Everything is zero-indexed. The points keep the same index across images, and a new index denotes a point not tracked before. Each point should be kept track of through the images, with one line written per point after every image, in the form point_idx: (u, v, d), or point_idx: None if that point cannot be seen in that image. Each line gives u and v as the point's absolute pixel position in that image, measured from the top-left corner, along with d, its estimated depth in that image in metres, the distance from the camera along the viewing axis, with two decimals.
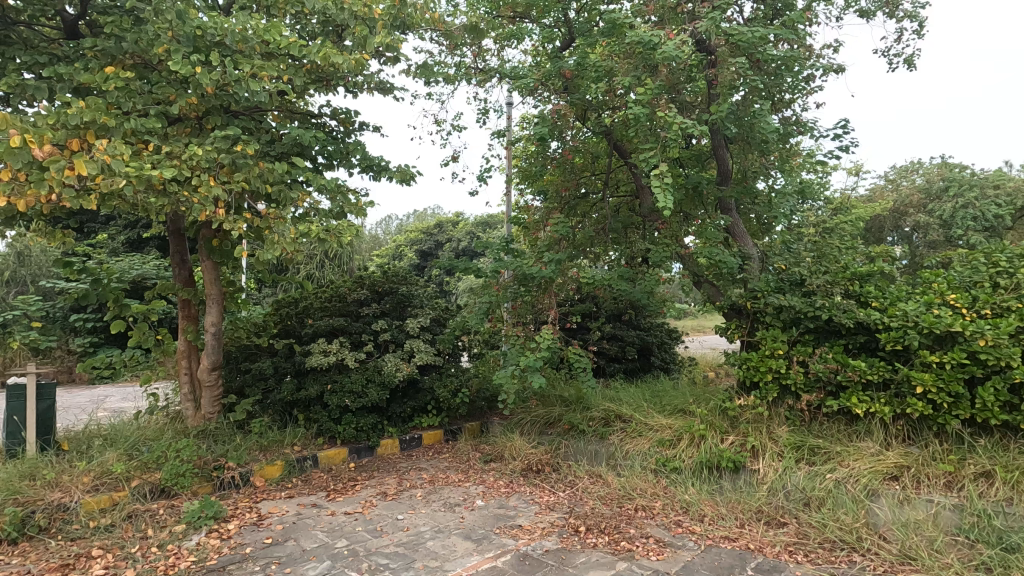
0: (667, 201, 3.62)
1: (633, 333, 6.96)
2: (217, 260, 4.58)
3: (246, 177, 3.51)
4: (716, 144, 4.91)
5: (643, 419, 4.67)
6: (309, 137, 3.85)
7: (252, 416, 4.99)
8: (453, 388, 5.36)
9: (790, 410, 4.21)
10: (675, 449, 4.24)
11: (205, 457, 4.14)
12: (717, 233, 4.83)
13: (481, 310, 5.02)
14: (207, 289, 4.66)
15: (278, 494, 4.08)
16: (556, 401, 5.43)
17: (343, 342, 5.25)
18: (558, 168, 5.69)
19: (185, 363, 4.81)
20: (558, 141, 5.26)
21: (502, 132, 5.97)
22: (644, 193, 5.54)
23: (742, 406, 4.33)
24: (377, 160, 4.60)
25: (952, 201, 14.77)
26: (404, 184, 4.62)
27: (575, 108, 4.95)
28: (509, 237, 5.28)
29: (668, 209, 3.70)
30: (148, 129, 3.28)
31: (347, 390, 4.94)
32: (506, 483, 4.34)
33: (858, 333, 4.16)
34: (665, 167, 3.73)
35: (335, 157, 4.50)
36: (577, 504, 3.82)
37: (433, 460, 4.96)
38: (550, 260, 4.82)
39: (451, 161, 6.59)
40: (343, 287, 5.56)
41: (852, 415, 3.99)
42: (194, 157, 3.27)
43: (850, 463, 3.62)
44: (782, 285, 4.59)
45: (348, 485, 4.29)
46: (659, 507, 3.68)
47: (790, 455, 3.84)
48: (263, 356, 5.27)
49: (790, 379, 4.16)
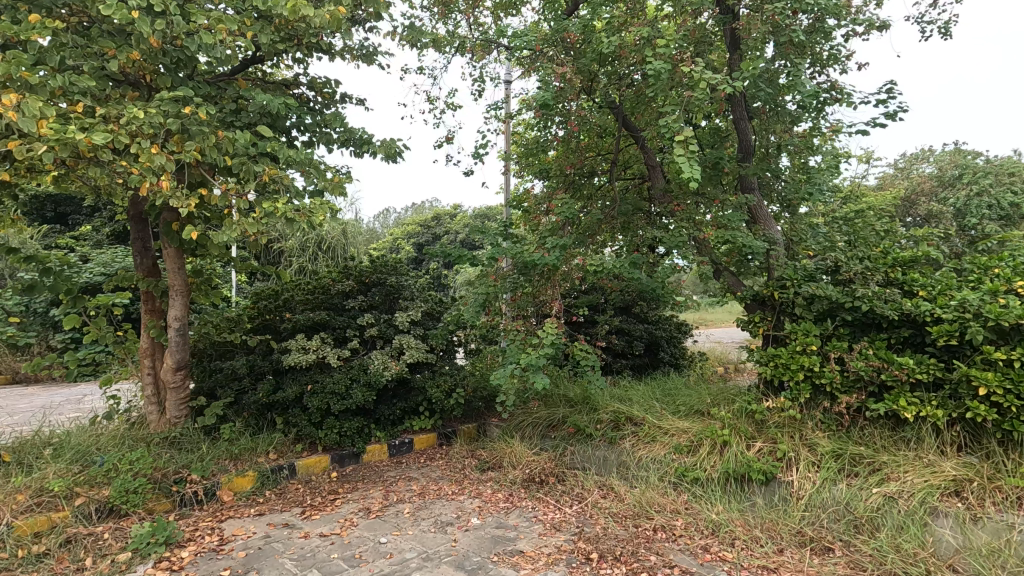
0: (693, 170, 3.12)
1: (641, 327, 6.48)
2: (180, 246, 4.07)
3: (200, 146, 3.00)
4: (738, 116, 4.54)
5: (658, 424, 4.19)
6: (278, 103, 3.35)
7: (224, 420, 4.50)
8: (447, 388, 4.90)
9: (826, 414, 3.74)
10: (696, 458, 3.75)
11: (164, 469, 3.66)
12: (739, 216, 4.35)
13: (477, 302, 4.54)
14: (170, 279, 4.15)
15: (247, 511, 3.60)
16: (560, 401, 4.95)
17: (326, 338, 4.77)
18: (562, 146, 5.19)
19: (148, 362, 4.32)
20: (563, 114, 4.75)
21: (500, 106, 5.45)
22: (656, 174, 5.05)
23: (770, 409, 3.87)
24: (358, 133, 4.07)
25: (966, 188, 14.28)
26: (389, 160, 4.12)
27: (583, 76, 4.44)
28: (507, 221, 4.80)
29: (695, 180, 3.19)
30: (80, 89, 2.77)
31: (329, 391, 4.45)
32: (506, 496, 3.86)
33: (902, 326, 3.69)
34: (689, 133, 3.23)
35: (311, 130, 3.99)
36: (587, 524, 3.34)
37: (424, 468, 4.48)
38: (553, 246, 4.32)
39: (445, 142, 6.08)
40: (327, 278, 5.08)
41: (899, 419, 3.51)
42: (135, 122, 2.76)
43: (900, 476, 3.16)
44: (813, 273, 4.12)
45: (328, 499, 3.81)
46: (681, 527, 3.21)
47: (829, 465, 3.38)
48: (238, 354, 4.79)
49: (825, 378, 3.69)
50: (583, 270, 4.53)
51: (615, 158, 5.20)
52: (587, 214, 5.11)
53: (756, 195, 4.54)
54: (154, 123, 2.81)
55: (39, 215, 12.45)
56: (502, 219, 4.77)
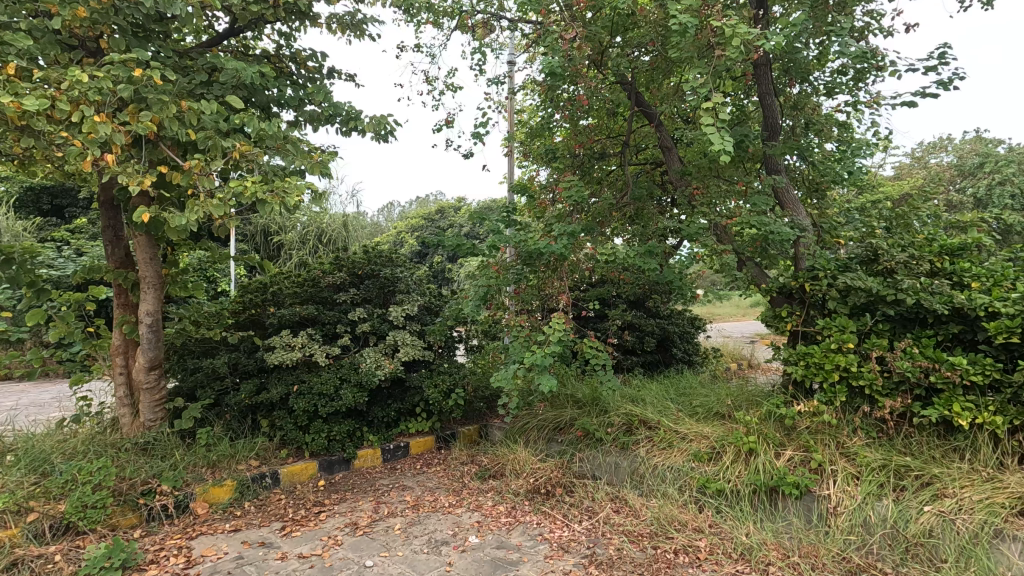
0: (725, 141, 2.71)
1: (653, 321, 6.10)
2: (151, 234, 3.70)
3: (157, 117, 2.63)
4: (763, 91, 4.10)
5: (675, 427, 3.82)
6: (251, 71, 2.98)
7: (204, 423, 4.16)
8: (445, 388, 4.53)
9: (866, 420, 3.35)
10: (719, 467, 3.39)
11: (131, 479, 3.31)
12: (766, 199, 3.95)
13: (478, 295, 4.14)
14: (141, 271, 3.78)
15: (221, 527, 3.26)
16: (567, 402, 4.58)
17: (314, 334, 4.42)
18: (571, 125, 4.80)
19: (120, 360, 3.97)
20: (571, 86, 4.35)
21: (501, 81, 5.04)
22: (671, 156, 4.61)
23: (801, 413, 3.49)
24: (345, 107, 3.68)
25: (988, 177, 13.60)
26: (379, 137, 3.73)
27: (593, 43, 4.04)
28: (511, 206, 4.41)
29: (727, 153, 2.79)
30: (16, 48, 2.39)
31: (317, 392, 4.10)
32: (508, 509, 3.50)
33: (950, 322, 3.28)
34: (718, 98, 2.83)
35: (292, 104, 3.60)
36: (598, 545, 2.98)
37: (420, 476, 4.13)
38: (561, 233, 3.93)
39: (445, 125, 5.67)
40: (317, 269, 4.72)
41: (949, 426, 3.12)
42: (79, 87, 2.39)
43: (955, 492, 2.79)
44: (848, 264, 3.72)
45: (312, 513, 3.46)
46: (705, 550, 2.87)
47: (871, 478, 3.01)
48: (220, 352, 4.44)
49: (864, 380, 3.31)
50: (594, 260, 4.14)
51: (627, 139, 4.81)
52: (597, 199, 4.73)
53: (784, 177, 4.13)
54: (101, 89, 2.44)
55: (35, 206, 12.15)
56: (505, 205, 4.39)
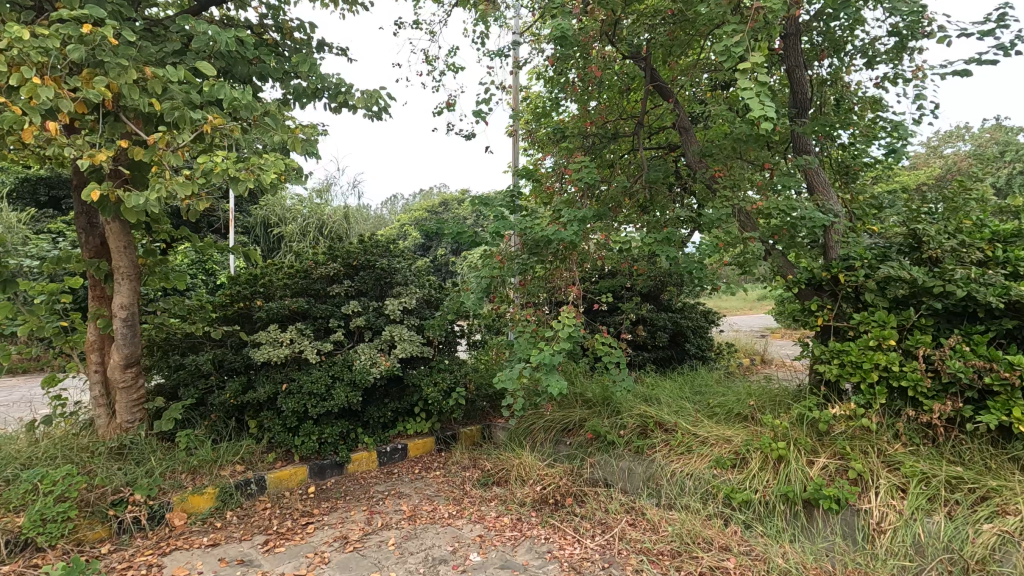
0: (765, 108, 2.37)
1: (665, 316, 5.79)
2: (124, 221, 3.39)
3: (116, 84, 2.31)
4: (792, 65, 3.77)
5: (694, 431, 3.51)
6: (225, 36, 2.66)
7: (186, 424, 3.87)
8: (445, 387, 4.24)
9: (909, 424, 3.03)
10: (745, 475, 3.08)
11: (101, 488, 3.03)
12: (794, 181, 3.62)
13: (481, 287, 3.83)
14: (115, 261, 3.47)
15: (198, 541, 2.98)
16: (576, 401, 4.28)
17: (304, 329, 4.13)
18: (581, 104, 4.47)
19: (95, 358, 3.67)
20: (582, 59, 4.02)
21: (504, 54, 4.69)
22: (688, 137, 4.29)
23: (837, 417, 3.16)
24: (333, 80, 3.34)
25: (1009, 166, 13.13)
26: (371, 113, 3.39)
27: (607, 11, 3.70)
28: (516, 190, 4.10)
29: (766, 123, 2.44)
30: None
31: (306, 392, 3.80)
32: (513, 521, 3.20)
33: (1004, 317, 2.94)
34: (758, 58, 2.47)
35: (275, 77, 3.27)
36: (614, 566, 2.68)
37: (418, 482, 3.84)
38: (571, 219, 3.60)
39: (446, 108, 5.33)
40: (309, 260, 4.43)
41: (1007, 433, 2.79)
42: (20, 47, 2.07)
43: (1020, 509, 2.46)
44: (887, 253, 3.38)
45: (299, 525, 3.17)
46: (735, 572, 2.56)
47: (919, 492, 2.69)
48: (205, 348, 4.15)
49: (906, 381, 2.99)
50: (605, 249, 3.82)
51: (641, 119, 4.48)
52: (609, 185, 4.41)
53: (814, 157, 3.77)
54: (47, 50, 2.12)
55: (32, 198, 11.83)
56: (509, 191, 4.06)
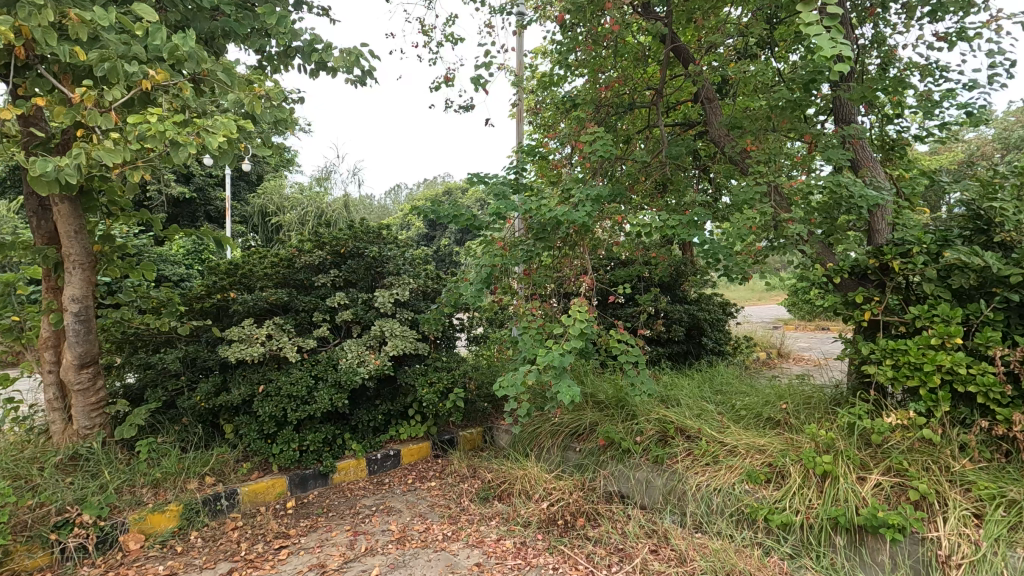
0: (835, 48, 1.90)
1: (681, 308, 5.35)
2: (73, 201, 2.96)
3: (28, 26, 1.88)
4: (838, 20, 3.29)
5: (721, 439, 3.07)
6: None
7: (153, 429, 3.48)
8: (441, 387, 3.83)
9: (978, 436, 2.59)
10: (783, 493, 2.66)
11: (43, 508, 2.63)
12: (841, 154, 3.15)
13: (481, 278, 3.40)
14: (65, 247, 3.04)
15: (154, 571, 2.59)
16: (587, 404, 3.86)
17: (284, 324, 3.73)
18: (592, 73, 4.01)
19: (48, 356, 3.26)
20: (596, 17, 3.56)
21: (506, 14, 4.24)
22: (712, 108, 3.85)
23: (892, 427, 2.73)
24: (307, 36, 2.89)
25: None
26: (351, 74, 2.95)
27: None
28: (520, 168, 3.66)
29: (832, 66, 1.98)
30: None
31: (285, 394, 3.40)
32: (517, 546, 2.79)
33: None
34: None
35: (241, 31, 2.82)
36: None
37: (410, 495, 3.43)
38: (584, 199, 3.16)
39: (443, 81, 4.90)
40: (291, 248, 4.01)
41: None
42: None
43: None
44: (949, 236, 2.92)
45: (270, 550, 2.77)
46: None
47: (1000, 521, 2.25)
48: (177, 344, 3.76)
49: (976, 386, 2.54)
50: (619, 234, 3.39)
51: (659, 89, 4.01)
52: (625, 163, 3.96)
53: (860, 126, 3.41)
54: None
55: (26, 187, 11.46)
56: (512, 169, 3.63)
